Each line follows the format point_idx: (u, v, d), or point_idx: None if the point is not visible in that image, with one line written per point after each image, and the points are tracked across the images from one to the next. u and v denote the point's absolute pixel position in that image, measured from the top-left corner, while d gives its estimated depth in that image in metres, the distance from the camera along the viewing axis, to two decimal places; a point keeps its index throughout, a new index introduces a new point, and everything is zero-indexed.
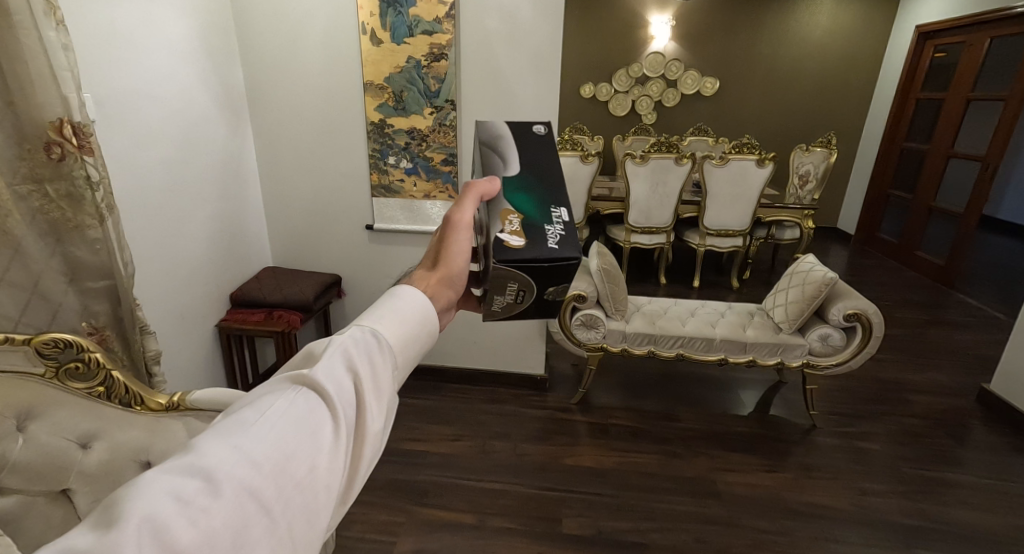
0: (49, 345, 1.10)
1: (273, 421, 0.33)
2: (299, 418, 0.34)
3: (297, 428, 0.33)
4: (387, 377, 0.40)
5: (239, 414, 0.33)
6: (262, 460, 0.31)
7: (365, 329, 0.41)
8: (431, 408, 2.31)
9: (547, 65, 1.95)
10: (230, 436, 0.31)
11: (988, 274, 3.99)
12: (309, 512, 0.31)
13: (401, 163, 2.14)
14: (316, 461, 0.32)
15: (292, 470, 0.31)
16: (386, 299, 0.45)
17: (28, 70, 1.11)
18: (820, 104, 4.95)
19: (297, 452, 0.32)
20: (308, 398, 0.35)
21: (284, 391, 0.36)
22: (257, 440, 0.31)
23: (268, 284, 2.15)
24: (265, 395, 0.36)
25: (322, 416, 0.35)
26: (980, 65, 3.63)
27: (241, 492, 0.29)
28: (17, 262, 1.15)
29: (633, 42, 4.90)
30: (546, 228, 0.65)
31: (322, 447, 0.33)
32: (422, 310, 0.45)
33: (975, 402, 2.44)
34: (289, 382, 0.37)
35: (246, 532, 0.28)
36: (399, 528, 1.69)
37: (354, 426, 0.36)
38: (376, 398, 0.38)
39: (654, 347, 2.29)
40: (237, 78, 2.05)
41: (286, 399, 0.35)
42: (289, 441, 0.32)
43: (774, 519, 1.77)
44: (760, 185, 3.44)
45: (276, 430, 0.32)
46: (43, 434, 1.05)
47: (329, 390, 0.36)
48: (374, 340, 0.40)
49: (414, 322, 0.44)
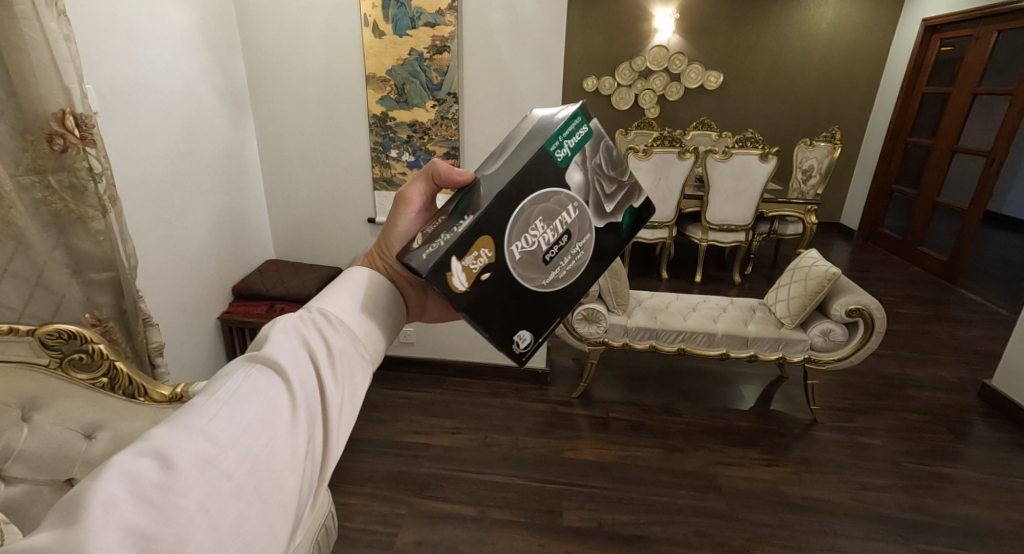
0: (54, 335, 1.11)
1: (231, 399, 0.41)
2: (256, 393, 0.42)
3: (254, 400, 0.42)
4: (337, 351, 0.50)
5: (194, 400, 0.41)
6: (219, 436, 0.38)
7: (311, 320, 0.51)
8: (432, 401, 2.31)
9: (550, 58, 1.94)
10: (192, 417, 0.39)
11: (992, 270, 3.97)
12: (273, 473, 0.39)
13: (403, 156, 2.14)
14: (274, 424, 0.41)
15: (253, 434, 0.39)
16: (325, 295, 0.55)
17: (30, 60, 1.11)
18: (824, 99, 4.93)
19: (255, 420, 0.40)
20: (263, 378, 0.44)
21: (239, 374, 0.44)
22: (215, 418, 0.39)
23: (271, 277, 2.15)
24: (221, 379, 0.44)
25: (279, 391, 0.44)
26: (987, 59, 3.60)
27: (201, 463, 0.36)
28: (21, 252, 1.16)
29: (637, 34, 4.87)
30: (438, 237, 0.60)
31: (281, 414, 0.42)
32: (364, 297, 0.56)
33: (976, 398, 2.43)
34: (242, 364, 0.46)
35: (215, 493, 0.35)
36: (400, 519, 1.70)
37: (311, 395, 0.45)
38: (328, 371, 0.48)
39: (655, 341, 2.30)
40: (239, 71, 2.05)
41: (241, 380, 0.43)
42: (247, 413, 0.40)
43: (773, 512, 1.78)
44: (764, 179, 3.42)
45: (233, 409, 0.40)
46: (47, 424, 1.07)
47: (283, 367, 0.45)
48: (323, 324, 0.51)
49: (354, 313, 0.54)
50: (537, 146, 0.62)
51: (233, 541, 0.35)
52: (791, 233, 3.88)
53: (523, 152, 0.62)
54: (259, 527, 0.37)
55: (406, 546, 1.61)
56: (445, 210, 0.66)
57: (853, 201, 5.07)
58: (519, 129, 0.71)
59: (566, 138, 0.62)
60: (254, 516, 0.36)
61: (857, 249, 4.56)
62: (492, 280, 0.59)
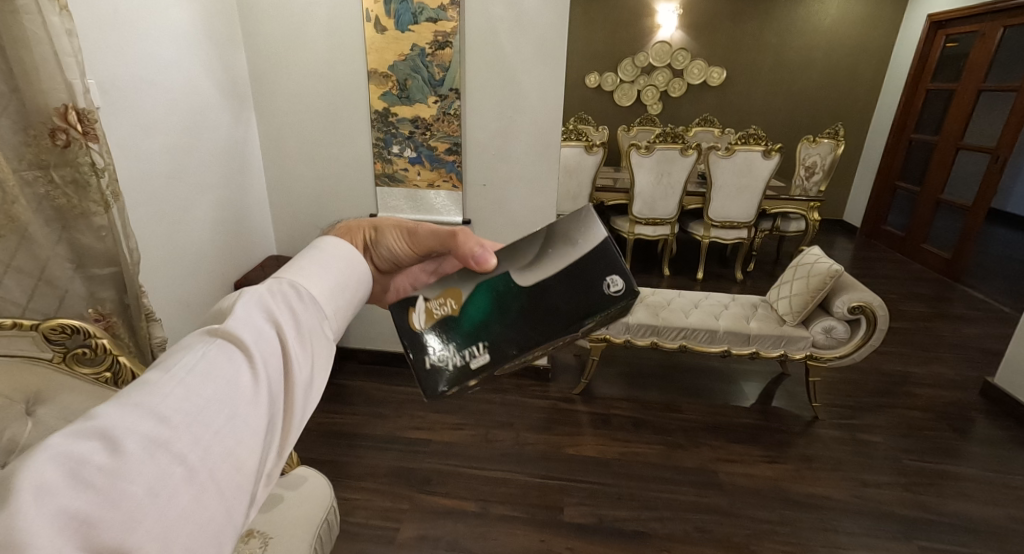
0: (58, 330, 1.11)
1: (187, 377, 0.37)
2: (215, 374, 0.38)
3: (211, 382, 0.37)
4: (309, 327, 0.45)
5: (147, 375, 0.37)
6: (171, 417, 0.34)
7: (279, 288, 0.46)
8: (433, 397, 2.31)
9: (553, 54, 1.93)
10: (141, 397, 0.35)
11: (996, 267, 3.95)
12: (231, 458, 0.35)
13: (405, 152, 2.14)
14: (234, 410, 0.37)
15: (210, 420, 0.35)
16: (296, 262, 0.50)
17: (33, 56, 1.11)
18: (828, 95, 4.91)
19: (212, 403, 0.36)
20: (223, 355, 0.39)
21: (198, 347, 0.39)
22: (167, 399, 0.35)
23: (273, 273, 2.16)
24: (175, 353, 0.39)
25: (240, 369, 0.39)
26: (993, 55, 3.57)
27: (149, 447, 0.33)
28: (24, 247, 1.16)
29: (640, 30, 4.84)
30: (449, 344, 0.57)
31: (242, 397, 0.38)
32: (339, 269, 0.51)
33: (978, 396, 2.43)
34: (203, 336, 0.41)
35: (164, 480, 0.32)
36: (401, 514, 1.71)
37: (276, 374, 0.41)
38: (299, 348, 0.44)
39: (657, 338, 2.30)
40: (241, 66, 2.05)
41: (200, 355, 0.39)
42: (204, 393, 0.36)
43: (774, 509, 1.78)
44: (766, 176, 3.41)
45: (188, 388, 0.36)
46: (52, 418, 1.07)
47: (245, 346, 0.40)
48: (293, 297, 0.46)
49: (330, 285, 0.48)
50: (574, 305, 0.57)
51: (184, 534, 0.32)
52: (793, 230, 3.87)
53: (559, 298, 0.57)
54: (212, 515, 0.33)
55: (407, 541, 1.62)
56: (454, 283, 0.59)
57: (856, 198, 5.05)
58: (571, 234, 0.60)
59: (598, 308, 0.57)
60: (208, 505, 0.33)
61: (860, 247, 4.55)
62: (478, 390, 0.59)
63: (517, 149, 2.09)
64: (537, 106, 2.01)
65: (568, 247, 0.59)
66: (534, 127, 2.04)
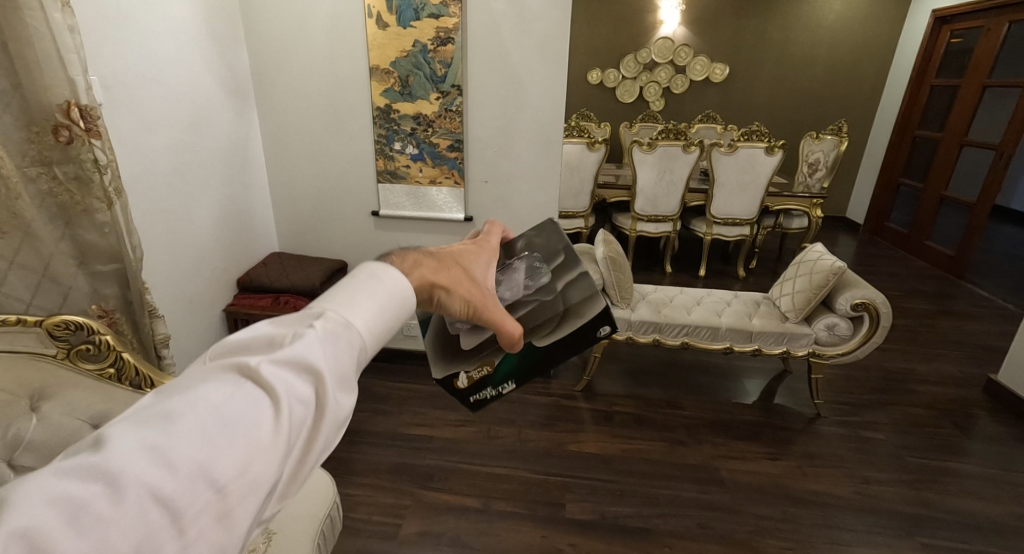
0: (61, 327, 1.15)
1: (204, 416, 0.33)
2: (234, 416, 0.33)
3: (227, 426, 0.33)
4: (352, 366, 0.39)
5: (169, 404, 0.34)
6: (177, 467, 0.31)
7: (329, 314, 0.40)
8: (435, 394, 2.32)
9: (556, 51, 1.92)
10: (151, 432, 0.32)
11: (1000, 264, 3.94)
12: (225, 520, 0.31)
13: (407, 149, 2.13)
14: (245, 465, 0.32)
15: (215, 474, 0.31)
16: (359, 277, 0.43)
17: (35, 52, 1.11)
18: (831, 91, 4.89)
19: (223, 452, 0.32)
20: (249, 394, 0.35)
21: (229, 380, 0.36)
22: (176, 442, 0.31)
23: (275, 270, 2.17)
24: (206, 381, 0.35)
25: (265, 413, 0.34)
26: (998, 51, 3.54)
27: (145, 501, 0.29)
28: (27, 243, 1.16)
29: (642, 26, 4.82)
30: (486, 392, 0.60)
31: (257, 449, 0.33)
32: (401, 292, 0.43)
33: (981, 393, 2.42)
34: (237, 366, 0.37)
35: (148, 539, 0.29)
36: (404, 510, 1.72)
37: (303, 421, 0.36)
38: (337, 390, 0.38)
39: (659, 335, 2.29)
40: (243, 62, 2.05)
41: (228, 392, 0.35)
42: (216, 442, 0.32)
43: (776, 506, 1.78)
44: (769, 173, 3.39)
45: (202, 432, 0.32)
46: (56, 414, 1.06)
47: (276, 388, 0.35)
48: (343, 328, 0.39)
49: (387, 314, 0.42)
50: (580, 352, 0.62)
51: None
52: (796, 227, 3.85)
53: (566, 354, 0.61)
54: None
55: (410, 537, 1.62)
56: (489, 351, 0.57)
57: (859, 195, 5.03)
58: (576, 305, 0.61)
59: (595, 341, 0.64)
60: None
61: (863, 243, 4.54)
62: None
63: (519, 146, 2.09)
64: (538, 102, 2.00)
65: (576, 317, 0.61)
66: (537, 124, 2.04)
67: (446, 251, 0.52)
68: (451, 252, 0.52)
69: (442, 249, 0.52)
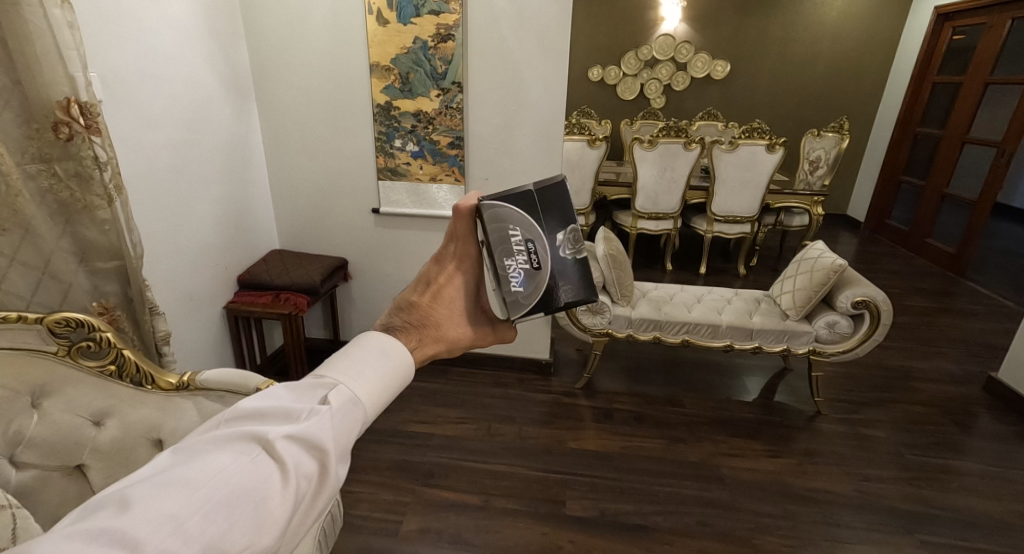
0: (62, 324, 1.13)
1: (218, 486, 0.37)
2: (248, 487, 0.38)
3: (242, 496, 0.38)
4: (353, 442, 0.44)
5: (188, 472, 0.38)
6: (192, 535, 0.35)
7: (339, 389, 0.45)
8: (436, 391, 2.32)
9: (556, 47, 1.92)
10: (175, 497, 0.36)
11: (1000, 262, 3.94)
12: None
13: (407, 146, 2.13)
14: (253, 535, 0.37)
15: (226, 542, 0.36)
16: (366, 355, 0.48)
17: (34, 47, 1.11)
18: (832, 88, 4.88)
19: (236, 523, 0.37)
20: (263, 465, 0.40)
21: (243, 453, 0.40)
22: (197, 512, 0.36)
23: (276, 267, 2.17)
24: (222, 451, 0.40)
25: (272, 485, 0.39)
26: (1000, 48, 3.54)
27: None
28: (28, 240, 1.15)
29: (643, 23, 4.81)
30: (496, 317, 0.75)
31: (264, 520, 0.38)
32: (400, 370, 0.49)
33: (981, 390, 2.42)
34: (252, 438, 0.41)
35: None
36: (404, 507, 1.72)
37: (302, 495, 0.41)
38: (336, 464, 0.43)
39: (659, 332, 2.29)
40: (243, 59, 2.05)
41: (242, 464, 0.39)
42: (226, 513, 0.37)
43: (775, 503, 1.79)
44: (770, 170, 3.39)
45: (216, 502, 0.37)
46: (57, 411, 1.10)
47: (287, 462, 0.40)
48: (351, 405, 0.44)
49: (383, 393, 0.47)
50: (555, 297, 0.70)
51: None
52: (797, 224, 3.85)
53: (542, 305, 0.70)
54: None
55: (410, 533, 1.63)
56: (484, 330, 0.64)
57: (861, 193, 5.02)
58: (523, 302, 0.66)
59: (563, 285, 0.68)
60: None
61: (864, 241, 4.54)
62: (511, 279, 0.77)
63: (519, 143, 2.08)
64: (539, 98, 1.99)
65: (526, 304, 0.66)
66: (537, 122, 2.03)
67: (426, 303, 0.54)
68: (428, 304, 0.54)
69: (421, 300, 0.54)
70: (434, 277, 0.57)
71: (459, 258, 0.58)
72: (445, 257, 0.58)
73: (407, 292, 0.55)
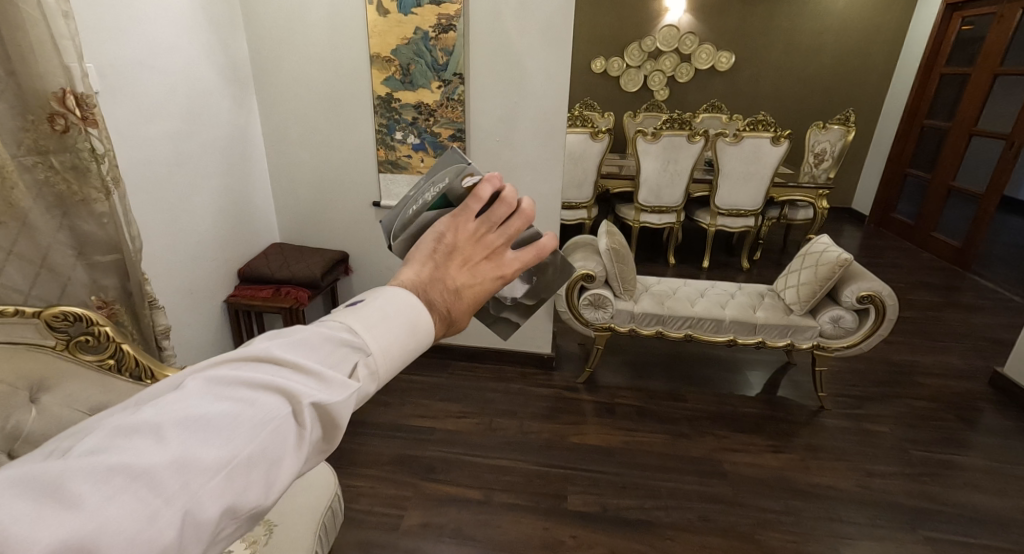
0: (60, 318, 1.13)
1: (241, 449, 0.33)
2: (269, 452, 0.34)
3: (261, 462, 0.34)
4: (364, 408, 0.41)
5: (212, 424, 0.33)
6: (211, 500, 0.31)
7: (369, 356, 0.40)
8: (437, 385, 2.31)
9: (559, 37, 1.89)
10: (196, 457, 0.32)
11: (1006, 256, 3.90)
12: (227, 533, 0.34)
13: (409, 139, 2.11)
14: (263, 498, 0.34)
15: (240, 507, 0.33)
16: (402, 318, 0.42)
17: (27, 38, 1.09)
18: (838, 80, 4.83)
19: (253, 485, 0.33)
20: (285, 430, 0.35)
21: (270, 409, 0.35)
22: (219, 477, 0.32)
23: (276, 260, 2.16)
24: (246, 402, 0.35)
25: (291, 452, 0.36)
26: (1009, 39, 3.48)
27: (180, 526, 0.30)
28: (24, 234, 1.15)
29: (647, 14, 4.75)
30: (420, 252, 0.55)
31: (275, 482, 0.35)
32: (420, 340, 0.44)
33: (986, 386, 2.40)
34: (279, 395, 0.36)
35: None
36: (406, 502, 1.71)
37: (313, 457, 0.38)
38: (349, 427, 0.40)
39: (662, 327, 2.27)
40: (242, 49, 2.02)
41: (268, 425, 0.34)
42: (245, 480, 0.33)
43: (779, 498, 1.78)
44: (775, 163, 3.36)
45: (236, 465, 0.33)
46: (55, 405, 1.09)
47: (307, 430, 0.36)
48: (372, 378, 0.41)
49: (404, 358, 0.43)
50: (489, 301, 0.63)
51: None
52: (801, 218, 3.82)
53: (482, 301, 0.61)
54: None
55: (412, 528, 1.62)
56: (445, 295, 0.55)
57: (865, 187, 4.99)
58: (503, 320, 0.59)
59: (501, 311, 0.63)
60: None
61: (868, 235, 4.51)
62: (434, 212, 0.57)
63: (521, 135, 2.05)
64: (542, 90, 1.97)
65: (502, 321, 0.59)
66: (539, 114, 2.01)
67: (466, 293, 0.46)
68: (466, 292, 0.46)
69: (466, 289, 0.46)
70: (481, 266, 0.48)
71: (510, 265, 0.49)
72: (501, 255, 0.49)
73: (453, 265, 0.47)
